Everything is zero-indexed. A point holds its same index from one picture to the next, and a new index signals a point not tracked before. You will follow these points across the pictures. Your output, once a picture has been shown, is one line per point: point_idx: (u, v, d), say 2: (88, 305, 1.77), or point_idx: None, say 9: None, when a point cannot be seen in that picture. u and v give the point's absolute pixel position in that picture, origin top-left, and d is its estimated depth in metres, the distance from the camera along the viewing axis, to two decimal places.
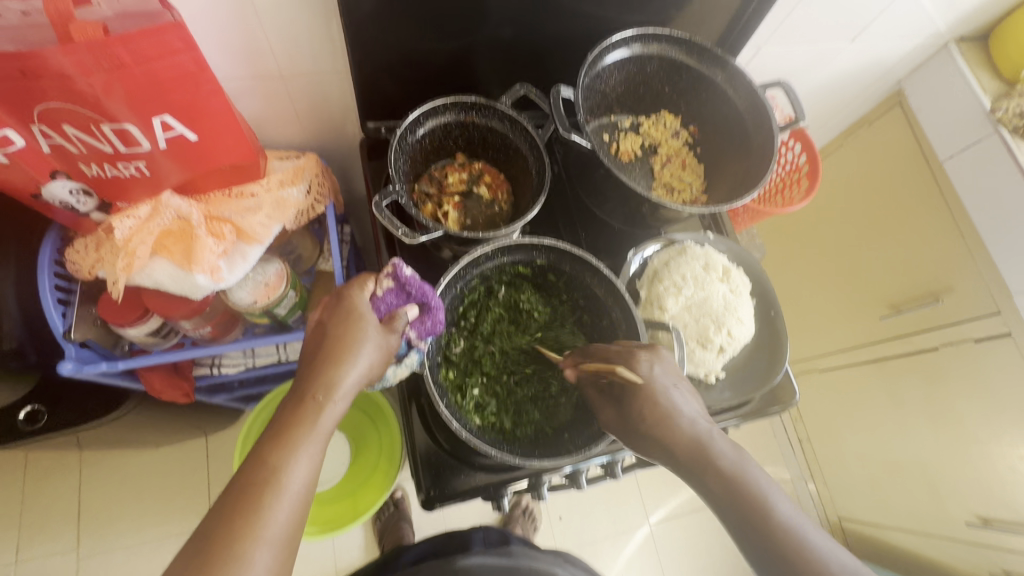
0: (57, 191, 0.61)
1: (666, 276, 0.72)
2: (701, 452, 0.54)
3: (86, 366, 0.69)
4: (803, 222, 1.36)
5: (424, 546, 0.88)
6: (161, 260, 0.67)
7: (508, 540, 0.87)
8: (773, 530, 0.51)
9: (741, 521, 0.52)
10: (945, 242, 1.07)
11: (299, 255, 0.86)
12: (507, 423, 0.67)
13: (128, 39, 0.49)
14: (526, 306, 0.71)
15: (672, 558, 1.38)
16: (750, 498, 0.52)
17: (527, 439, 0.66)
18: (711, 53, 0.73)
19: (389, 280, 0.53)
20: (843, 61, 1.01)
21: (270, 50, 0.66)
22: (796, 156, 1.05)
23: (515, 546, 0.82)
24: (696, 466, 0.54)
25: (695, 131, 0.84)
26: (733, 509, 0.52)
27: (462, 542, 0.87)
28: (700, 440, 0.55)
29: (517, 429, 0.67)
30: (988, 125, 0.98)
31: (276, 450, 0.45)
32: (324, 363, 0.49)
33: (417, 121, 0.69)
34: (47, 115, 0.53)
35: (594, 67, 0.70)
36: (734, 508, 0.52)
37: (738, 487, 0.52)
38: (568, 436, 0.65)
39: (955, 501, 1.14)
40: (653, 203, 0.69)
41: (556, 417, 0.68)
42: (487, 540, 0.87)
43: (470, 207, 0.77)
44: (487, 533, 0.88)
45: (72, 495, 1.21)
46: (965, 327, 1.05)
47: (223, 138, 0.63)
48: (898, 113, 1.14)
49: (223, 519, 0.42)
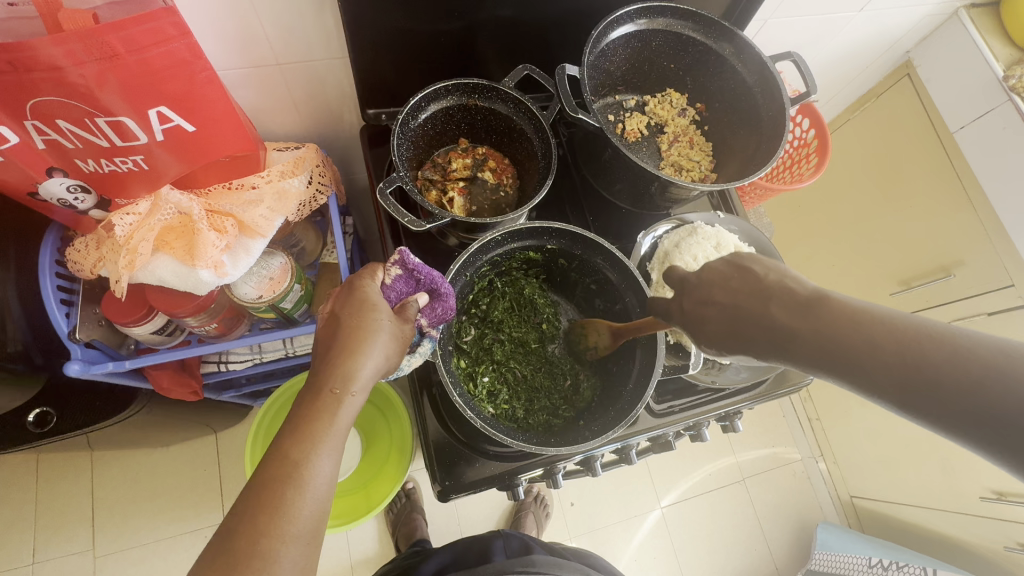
0: (54, 189, 0.60)
1: (677, 257, 0.70)
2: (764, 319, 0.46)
3: (93, 367, 0.68)
4: (811, 199, 1.35)
5: (444, 555, 0.88)
6: (163, 256, 0.66)
7: (530, 548, 0.87)
8: (869, 347, 0.40)
9: (836, 358, 0.42)
10: (955, 214, 1.05)
11: (303, 247, 0.85)
12: (520, 411, 0.66)
13: (120, 26, 0.47)
14: (537, 300, 0.71)
15: (686, 540, 1.39)
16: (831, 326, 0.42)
17: (540, 425, 0.65)
18: (718, 26, 0.71)
19: (397, 267, 0.52)
20: (852, 32, 0.99)
21: (265, 38, 0.64)
22: (804, 132, 1.03)
23: (537, 556, 0.83)
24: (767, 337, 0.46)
25: (703, 108, 0.83)
26: (826, 348, 0.42)
27: (483, 550, 0.87)
28: (766, 316, 0.46)
29: (530, 418, 0.66)
30: (1002, 93, 0.96)
31: (295, 444, 0.43)
32: (340, 354, 0.47)
33: (419, 105, 0.67)
34: (41, 110, 0.52)
35: (599, 44, 0.68)
36: (825, 356, 0.42)
37: (817, 321, 0.43)
38: (580, 421, 0.65)
39: (969, 476, 1.13)
40: (663, 182, 0.67)
41: (572, 407, 0.67)
42: (508, 550, 0.87)
43: (476, 192, 0.76)
44: (507, 542, 0.88)
45: (85, 495, 1.21)
46: (978, 300, 1.03)
47: (222, 128, 0.61)
48: (906, 85, 1.12)
49: (245, 517, 0.40)
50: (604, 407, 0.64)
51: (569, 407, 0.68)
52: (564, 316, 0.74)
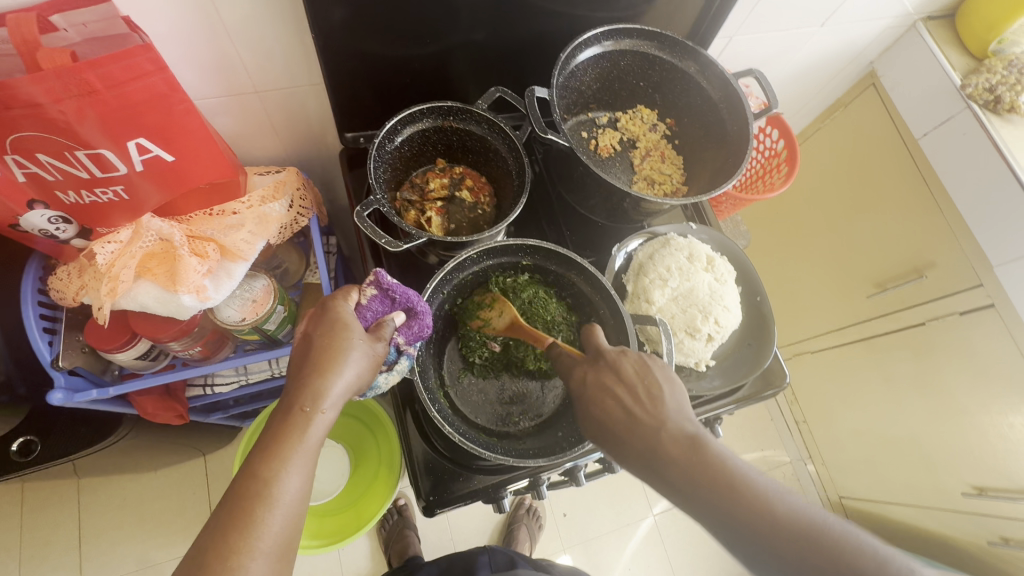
0: (35, 220, 0.61)
1: (651, 269, 0.73)
2: (691, 459, 0.47)
3: (76, 395, 0.68)
4: (786, 206, 1.38)
5: (433, 568, 0.91)
6: (145, 282, 0.67)
7: (515, 563, 0.90)
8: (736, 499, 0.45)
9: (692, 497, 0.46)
10: (926, 218, 1.08)
11: (286, 269, 0.87)
12: (482, 418, 0.67)
13: (97, 63, 0.49)
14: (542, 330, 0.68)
15: (677, 547, 1.39)
16: (741, 511, 0.44)
17: (444, 377, 0.69)
18: (682, 45, 0.74)
19: (373, 287, 0.54)
20: (816, 45, 1.02)
21: (242, 66, 0.66)
22: (774, 142, 1.06)
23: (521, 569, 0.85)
24: (681, 482, 0.47)
25: (672, 123, 0.85)
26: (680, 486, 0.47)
27: (468, 567, 0.89)
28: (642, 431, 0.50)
29: (484, 422, 0.67)
30: (960, 100, 0.99)
31: (266, 463, 0.44)
32: (310, 373, 0.47)
33: (395, 129, 0.69)
34: (20, 144, 0.53)
35: (568, 66, 0.71)
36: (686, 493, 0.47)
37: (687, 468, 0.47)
38: (467, 416, 0.67)
39: (949, 472, 1.15)
40: (634, 198, 0.69)
41: (523, 426, 0.68)
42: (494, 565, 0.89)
43: (454, 211, 0.78)
44: (493, 557, 0.91)
45: (72, 522, 1.20)
46: (949, 301, 1.06)
47: (200, 157, 0.63)
48: (872, 94, 1.16)
49: (216, 534, 0.41)
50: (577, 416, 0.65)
51: (521, 426, 0.68)
52: (558, 380, 0.70)
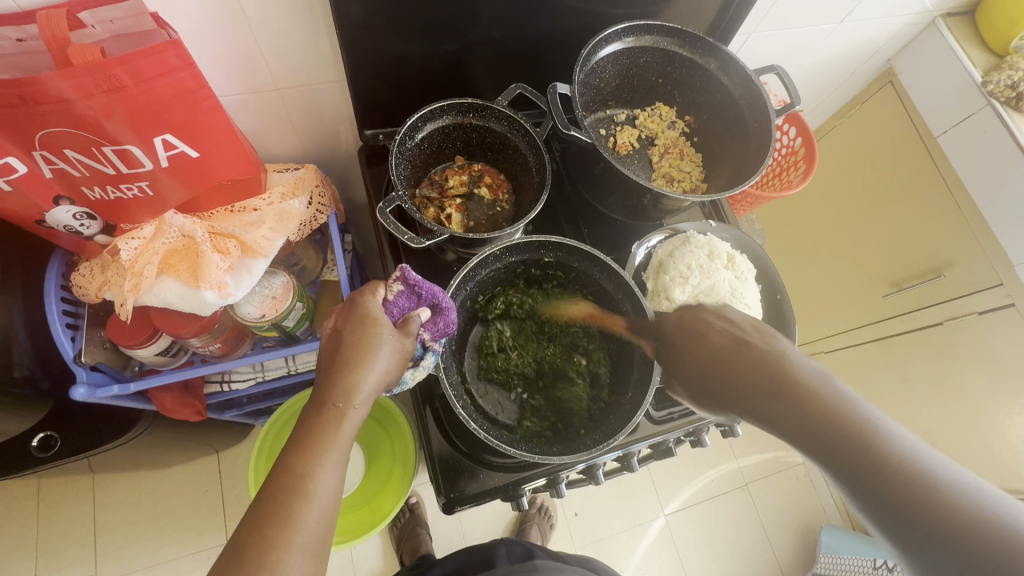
0: (61, 216, 0.61)
1: (671, 267, 0.72)
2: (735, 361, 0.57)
3: (98, 390, 0.70)
4: (801, 204, 1.37)
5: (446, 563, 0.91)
6: (168, 278, 0.68)
7: (532, 554, 0.89)
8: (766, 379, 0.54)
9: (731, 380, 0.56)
10: (945, 217, 1.07)
11: (303, 266, 0.87)
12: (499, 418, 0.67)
13: (127, 59, 0.49)
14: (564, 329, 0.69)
15: (690, 548, 1.38)
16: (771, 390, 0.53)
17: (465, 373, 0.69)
18: (703, 42, 0.73)
19: (398, 283, 0.54)
20: (833, 42, 1.01)
21: (264, 64, 0.66)
22: (791, 140, 1.06)
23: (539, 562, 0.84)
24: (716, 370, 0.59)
25: (691, 120, 0.85)
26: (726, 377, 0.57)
27: (486, 559, 0.89)
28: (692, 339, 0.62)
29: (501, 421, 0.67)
30: (982, 98, 0.98)
31: (301, 459, 0.44)
32: (343, 369, 0.47)
33: (416, 126, 0.69)
34: (49, 140, 0.53)
35: (588, 62, 0.70)
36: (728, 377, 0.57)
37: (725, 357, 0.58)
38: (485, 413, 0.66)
39: None
40: (654, 194, 0.69)
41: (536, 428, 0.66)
42: (511, 557, 0.89)
43: (473, 208, 0.78)
44: (510, 548, 0.91)
45: (87, 519, 1.21)
46: (969, 300, 1.04)
47: (224, 153, 0.63)
48: (890, 91, 1.15)
49: (254, 529, 0.41)
50: (600, 420, 0.64)
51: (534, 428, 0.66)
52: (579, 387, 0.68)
